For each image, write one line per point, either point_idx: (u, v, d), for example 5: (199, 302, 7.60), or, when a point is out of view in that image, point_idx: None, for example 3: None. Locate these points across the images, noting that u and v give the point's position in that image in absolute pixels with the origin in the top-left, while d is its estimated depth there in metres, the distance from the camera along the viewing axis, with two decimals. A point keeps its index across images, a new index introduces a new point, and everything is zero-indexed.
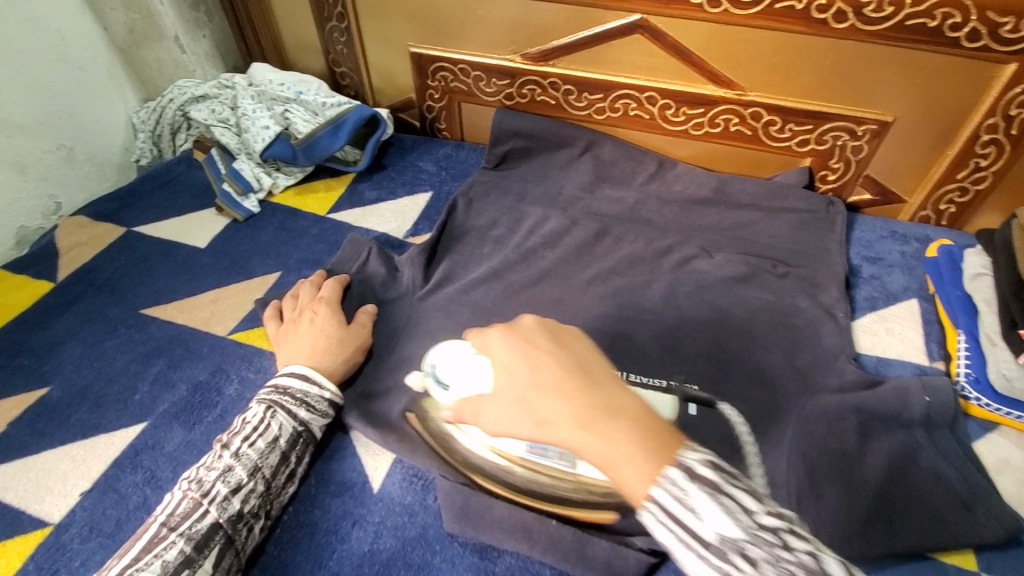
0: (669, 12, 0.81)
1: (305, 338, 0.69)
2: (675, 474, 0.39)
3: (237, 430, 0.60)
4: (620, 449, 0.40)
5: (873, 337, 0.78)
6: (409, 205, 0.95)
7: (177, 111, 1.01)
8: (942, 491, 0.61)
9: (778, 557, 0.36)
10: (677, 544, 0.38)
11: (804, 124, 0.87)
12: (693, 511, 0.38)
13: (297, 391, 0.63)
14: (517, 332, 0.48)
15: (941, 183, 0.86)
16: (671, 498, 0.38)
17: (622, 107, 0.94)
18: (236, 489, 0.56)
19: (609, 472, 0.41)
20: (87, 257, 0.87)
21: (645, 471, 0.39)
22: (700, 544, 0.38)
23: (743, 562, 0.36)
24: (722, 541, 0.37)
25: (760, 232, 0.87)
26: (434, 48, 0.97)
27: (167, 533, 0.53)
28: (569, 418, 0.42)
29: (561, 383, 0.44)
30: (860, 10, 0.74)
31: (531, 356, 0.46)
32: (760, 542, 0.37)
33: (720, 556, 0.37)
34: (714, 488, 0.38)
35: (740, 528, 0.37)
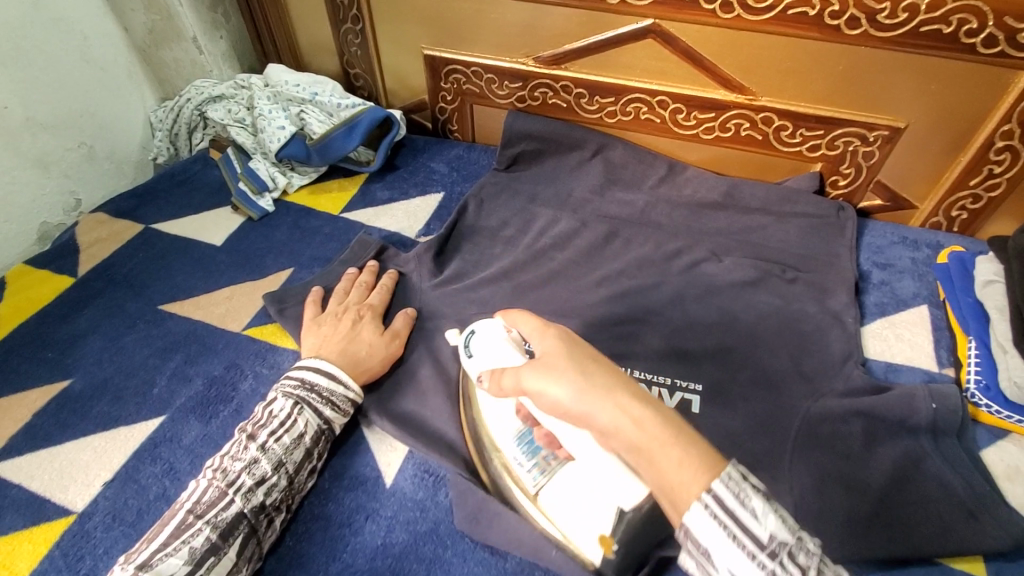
0: (682, 17, 0.82)
1: (343, 338, 0.70)
2: (733, 475, 0.42)
3: (263, 422, 0.62)
4: (667, 449, 0.44)
5: (882, 343, 0.78)
6: (421, 205, 0.96)
7: (194, 110, 1.03)
8: (949, 497, 0.61)
9: (818, 565, 0.41)
10: (724, 539, 0.41)
11: (815, 129, 0.87)
12: (751, 511, 0.41)
13: (323, 389, 0.65)
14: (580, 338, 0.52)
15: (953, 190, 0.86)
16: (732, 497, 0.42)
17: (633, 111, 0.94)
18: (260, 482, 0.58)
19: (661, 472, 0.44)
20: (107, 253, 0.89)
21: (695, 476, 0.43)
22: (751, 542, 0.41)
23: (791, 565, 0.41)
24: (773, 541, 0.41)
25: (770, 236, 0.87)
26: (447, 50, 0.98)
27: (194, 520, 0.55)
28: (623, 416, 0.46)
29: (612, 374, 0.49)
30: (873, 16, 0.74)
31: (588, 349, 0.51)
32: (805, 551, 0.41)
33: (772, 554, 0.41)
34: (766, 499, 0.42)
35: (788, 534, 0.42)
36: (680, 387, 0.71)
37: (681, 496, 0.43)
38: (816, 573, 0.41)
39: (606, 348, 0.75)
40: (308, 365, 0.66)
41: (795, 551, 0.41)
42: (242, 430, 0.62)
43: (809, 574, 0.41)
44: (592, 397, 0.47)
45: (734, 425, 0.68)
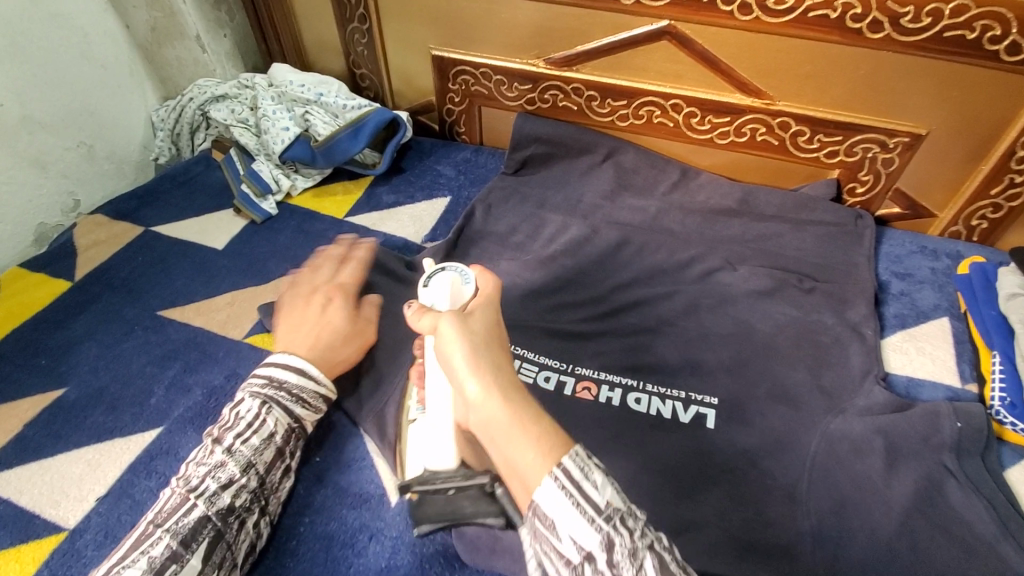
0: (698, 19, 0.79)
1: (312, 326, 0.68)
2: (579, 450, 0.44)
3: (229, 424, 0.58)
4: (525, 427, 0.45)
5: (903, 357, 0.75)
6: (427, 209, 0.94)
7: (196, 110, 1.01)
8: (973, 519, 0.59)
9: (648, 539, 0.43)
10: (569, 510, 0.42)
11: (833, 135, 0.85)
12: (594, 482, 0.43)
13: (293, 386, 0.62)
14: (490, 310, 0.55)
15: (974, 199, 0.84)
16: (575, 466, 0.43)
17: (646, 115, 0.92)
18: (227, 484, 0.55)
19: (510, 451, 0.45)
20: (105, 256, 0.87)
21: (543, 458, 0.44)
22: (592, 506, 0.42)
23: (623, 528, 0.42)
24: (609, 506, 0.43)
25: (786, 244, 0.85)
26: (455, 51, 0.96)
27: (154, 529, 0.51)
28: (495, 393, 0.47)
29: (494, 353, 0.50)
30: (896, 20, 0.72)
31: (485, 328, 0.53)
32: (634, 518, 0.44)
33: (607, 521, 0.42)
34: (608, 477, 0.44)
35: (623, 504, 0.44)
36: (695, 401, 0.69)
37: (528, 477, 0.44)
38: (642, 537, 0.43)
39: (618, 358, 0.73)
40: (277, 361, 0.63)
41: (627, 522, 0.43)
42: (209, 435, 0.59)
43: (636, 538, 0.42)
44: (475, 367, 0.48)
45: (750, 441, 0.66)
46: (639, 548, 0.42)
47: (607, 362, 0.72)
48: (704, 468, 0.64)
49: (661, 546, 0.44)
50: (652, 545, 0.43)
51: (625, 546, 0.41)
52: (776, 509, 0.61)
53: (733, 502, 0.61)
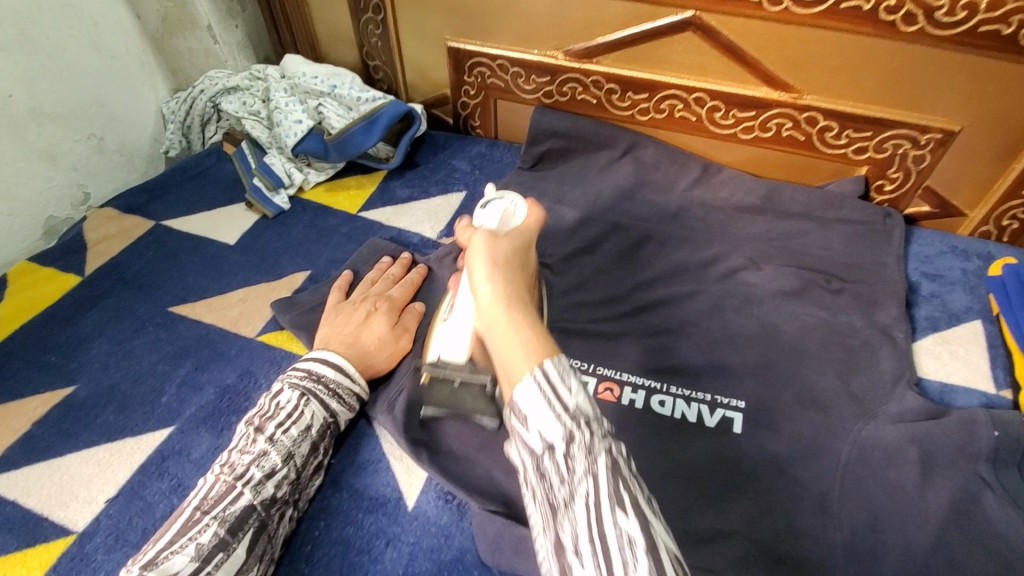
0: (724, 9, 0.77)
1: (352, 330, 0.68)
2: (561, 357, 0.45)
3: (270, 414, 0.59)
4: (519, 324, 0.48)
5: (936, 361, 0.73)
6: (442, 204, 0.91)
7: (207, 102, 0.99)
8: (1010, 533, 0.56)
9: (611, 450, 0.42)
10: (536, 402, 0.43)
11: (863, 131, 0.82)
12: (564, 381, 0.43)
13: (330, 380, 0.62)
14: (518, 240, 0.61)
15: (1006, 198, 0.81)
16: (555, 370, 0.44)
17: (667, 108, 0.90)
18: (269, 474, 0.56)
19: (500, 347, 0.48)
20: (115, 251, 0.86)
21: (532, 354, 0.45)
22: (559, 404, 0.43)
23: (586, 429, 0.42)
24: (577, 410, 0.43)
25: (811, 244, 0.83)
26: (471, 42, 0.93)
27: (201, 516, 0.52)
28: (501, 295, 0.51)
29: (509, 273, 0.56)
30: (931, 13, 0.69)
31: (510, 255, 0.59)
32: (599, 427, 0.43)
33: (571, 419, 0.42)
34: (581, 382, 0.44)
35: (592, 412, 0.43)
36: (720, 404, 0.67)
37: (513, 373, 0.45)
38: (603, 442, 0.42)
39: (640, 360, 0.71)
40: (316, 356, 0.64)
41: (591, 423, 0.42)
42: (248, 424, 0.59)
43: (597, 441, 0.42)
44: (490, 275, 0.54)
45: (777, 447, 0.64)
46: (598, 449, 0.41)
47: (629, 364, 0.70)
48: (730, 475, 0.62)
49: (623, 459, 0.42)
50: (611, 451, 0.42)
51: (585, 444, 0.41)
52: (804, 518, 0.59)
53: (760, 510, 0.60)
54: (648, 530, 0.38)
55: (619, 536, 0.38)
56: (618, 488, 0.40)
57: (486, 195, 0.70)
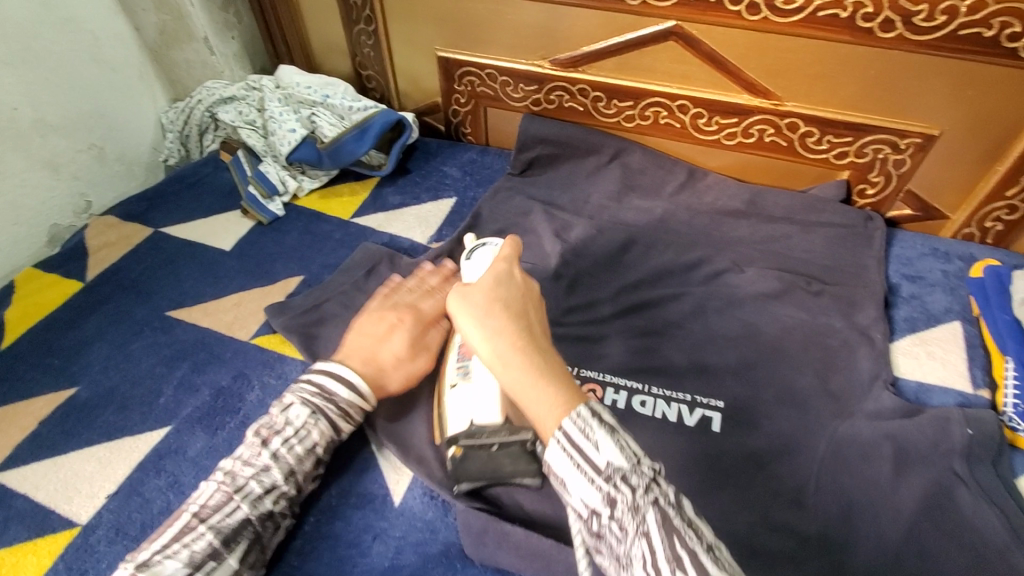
0: (705, 19, 0.79)
1: (370, 346, 0.66)
2: (579, 410, 0.45)
3: (277, 429, 0.59)
4: (531, 371, 0.48)
5: (913, 361, 0.74)
6: (433, 210, 0.94)
7: (205, 112, 1.01)
8: (983, 530, 0.58)
9: (660, 502, 0.42)
10: (570, 470, 0.45)
11: (843, 136, 0.83)
12: (592, 441, 0.44)
13: (342, 400, 0.61)
14: (510, 272, 0.55)
15: (988, 200, 0.82)
16: (575, 428, 0.45)
17: (652, 115, 0.92)
18: (268, 489, 0.57)
19: (510, 384, 0.48)
20: (116, 257, 0.88)
21: (553, 403, 0.46)
22: (589, 467, 0.44)
23: (625, 486, 0.43)
24: (611, 468, 0.43)
25: (793, 246, 0.84)
26: (461, 52, 0.95)
27: (197, 524, 0.53)
28: (506, 340, 0.49)
29: (501, 315, 0.51)
30: (909, 19, 0.71)
31: (494, 295, 0.52)
32: (640, 474, 0.43)
33: (606, 480, 0.43)
34: (613, 430, 0.45)
35: (629, 462, 0.44)
36: (701, 404, 0.68)
37: (537, 416, 0.47)
38: (645, 494, 0.42)
39: (623, 361, 0.72)
40: (328, 371, 0.62)
41: (629, 479, 0.43)
42: (254, 433, 0.59)
43: (639, 495, 0.42)
44: (488, 320, 0.50)
45: (757, 446, 0.65)
46: (641, 504, 0.42)
47: (611, 366, 0.72)
48: (711, 472, 0.63)
49: (667, 499, 0.43)
50: (655, 500, 0.42)
51: (627, 503, 0.42)
52: (783, 513, 0.60)
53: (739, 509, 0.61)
54: (704, 572, 0.40)
55: None
56: (667, 538, 0.41)
57: (469, 245, 0.69)
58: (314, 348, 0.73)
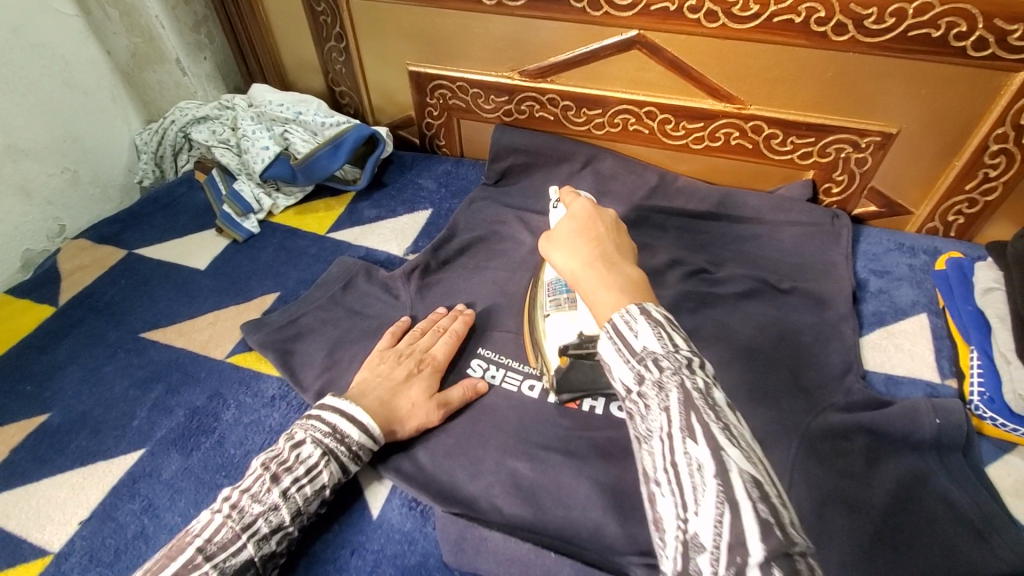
0: (666, 28, 0.81)
1: (389, 388, 0.65)
2: (630, 309, 0.48)
3: (288, 465, 0.58)
4: (606, 279, 0.52)
5: (882, 354, 0.76)
6: (409, 222, 0.94)
7: (178, 132, 1.01)
8: (951, 518, 0.59)
9: (685, 382, 0.42)
10: (614, 355, 0.46)
11: (806, 137, 0.85)
12: (633, 330, 0.46)
13: (354, 442, 0.61)
14: (601, 213, 0.63)
15: (949, 195, 0.85)
16: (622, 321, 0.47)
17: (621, 122, 0.93)
18: (274, 529, 0.56)
19: (585, 289, 0.53)
20: (89, 280, 0.88)
21: (618, 298, 0.50)
22: (626, 352, 0.45)
23: (655, 369, 0.43)
24: (645, 352, 0.45)
25: (762, 247, 0.86)
26: (432, 66, 0.97)
27: (201, 562, 0.51)
28: (582, 259, 0.56)
29: (586, 236, 0.59)
30: (860, 22, 0.73)
31: (586, 226, 0.60)
32: (673, 361, 0.43)
33: (639, 362, 0.45)
34: (658, 325, 0.46)
35: (664, 349, 0.44)
36: None
37: (599, 312, 0.50)
38: (673, 377, 0.42)
39: None
40: (343, 412, 0.61)
41: (660, 362, 0.44)
42: (262, 466, 0.58)
43: (666, 377, 0.43)
44: (574, 246, 0.58)
45: None
46: (670, 384, 0.42)
47: None
48: None
49: (698, 387, 0.42)
50: (683, 383, 0.42)
51: (655, 382, 0.43)
52: None
53: None
54: (719, 455, 0.38)
55: (688, 459, 0.39)
56: (688, 416, 0.41)
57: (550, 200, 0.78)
58: (289, 364, 0.73)
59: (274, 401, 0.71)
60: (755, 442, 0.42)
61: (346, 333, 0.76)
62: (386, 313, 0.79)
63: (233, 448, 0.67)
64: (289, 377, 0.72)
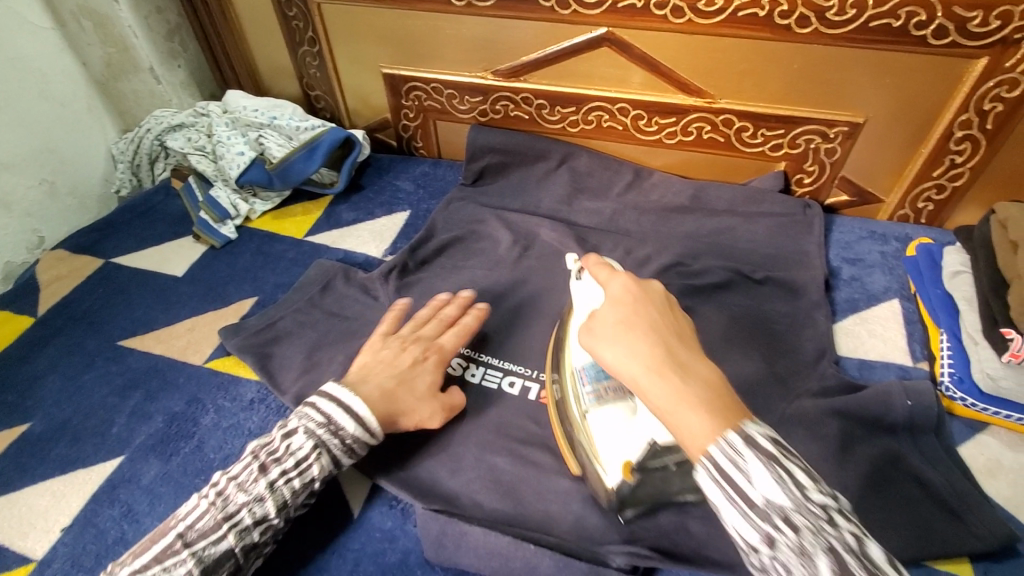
0: (635, 24, 0.82)
1: (392, 378, 0.63)
2: (730, 438, 0.42)
3: (277, 455, 0.57)
4: (682, 393, 0.45)
5: (855, 340, 0.77)
6: (387, 224, 0.95)
7: (154, 140, 1.02)
8: (925, 498, 0.61)
9: (823, 530, 0.39)
10: (722, 500, 0.42)
11: (776, 129, 0.87)
12: (747, 476, 0.41)
13: (346, 435, 0.59)
14: (647, 290, 0.54)
15: (917, 181, 0.86)
16: (725, 457, 0.42)
17: (595, 119, 0.94)
18: (259, 521, 0.55)
19: (657, 405, 0.46)
20: (67, 290, 0.88)
21: (709, 424, 0.43)
22: (745, 503, 0.41)
23: (786, 526, 0.39)
24: (768, 504, 0.40)
25: (737, 238, 0.87)
26: (407, 68, 0.97)
27: (180, 547, 0.52)
28: (643, 362, 0.48)
29: (637, 325, 0.50)
30: (822, 14, 0.74)
31: (635, 309, 0.52)
32: (806, 513, 0.39)
33: (766, 519, 0.40)
34: (768, 457, 0.41)
35: (792, 500, 0.40)
36: None
37: (687, 438, 0.44)
38: (814, 537, 0.38)
39: None
40: (340, 403, 0.60)
41: (793, 516, 0.39)
42: (254, 455, 0.58)
43: (806, 539, 0.38)
44: (628, 341, 0.49)
45: None
46: (811, 547, 0.38)
47: None
48: None
49: (844, 543, 0.38)
50: (831, 544, 0.38)
51: (792, 544, 0.39)
52: None
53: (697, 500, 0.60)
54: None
55: None
56: None
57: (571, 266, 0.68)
58: (267, 367, 0.73)
59: (253, 404, 0.71)
60: None
61: (324, 335, 0.76)
62: (365, 315, 0.79)
63: (213, 452, 0.67)
64: (266, 380, 0.72)
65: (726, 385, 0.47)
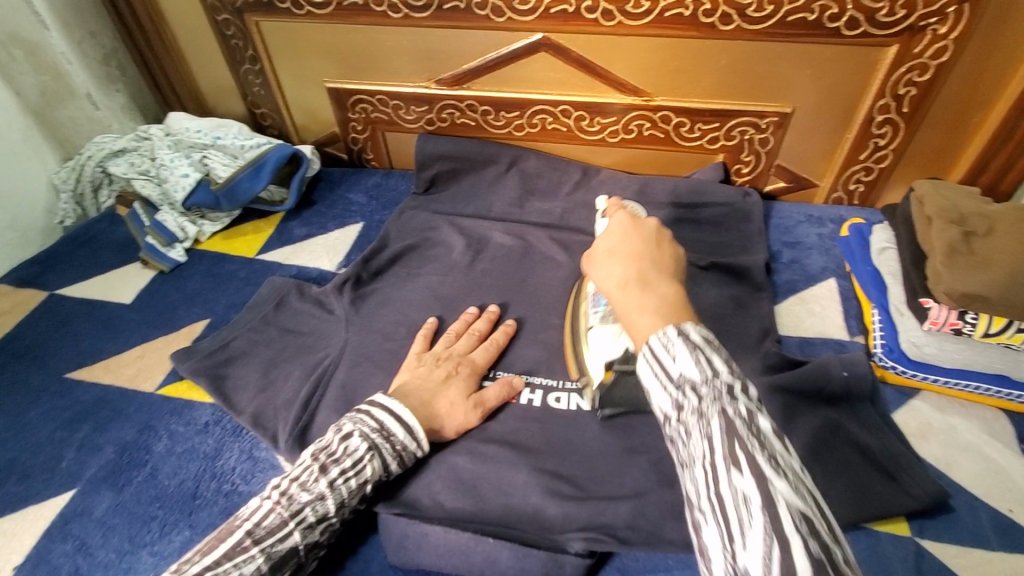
0: (568, 29, 0.84)
1: (430, 388, 0.65)
2: (668, 330, 0.43)
3: (335, 455, 0.57)
4: (640, 300, 0.46)
5: (796, 319, 0.80)
6: (340, 237, 0.95)
7: (96, 168, 0.99)
8: (863, 463, 0.64)
9: (723, 405, 0.38)
10: (649, 378, 0.43)
11: (711, 123, 0.90)
12: (670, 355, 0.41)
13: (398, 441, 0.60)
14: (641, 223, 0.55)
15: (847, 165, 0.91)
16: (658, 343, 0.42)
17: (540, 122, 0.97)
18: (319, 520, 0.55)
19: (620, 311, 0.47)
20: (10, 325, 0.85)
21: (655, 322, 0.44)
22: (664, 376, 0.42)
23: (693, 394, 0.40)
24: (682, 378, 0.41)
25: (682, 229, 0.90)
26: (349, 81, 0.98)
27: (249, 545, 0.51)
28: (618, 280, 0.49)
29: (622, 251, 0.52)
30: (743, 11, 0.78)
31: (627, 233, 0.54)
32: (712, 387, 0.39)
33: (676, 388, 0.41)
34: (694, 346, 0.41)
35: (704, 374, 0.40)
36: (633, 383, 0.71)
37: (635, 335, 0.45)
38: (713, 404, 0.39)
39: (535, 357, 0.75)
40: (392, 409, 0.60)
41: (698, 388, 0.40)
42: (310, 454, 0.57)
43: (706, 406, 0.39)
44: (608, 262, 0.52)
45: None
46: (709, 411, 0.39)
47: (522, 360, 0.74)
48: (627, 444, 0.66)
49: (739, 415, 0.38)
50: (725, 410, 0.38)
51: (693, 409, 0.39)
52: None
53: (650, 482, 0.62)
54: (767, 491, 0.35)
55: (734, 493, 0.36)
56: (732, 446, 0.37)
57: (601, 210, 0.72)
58: (222, 388, 0.73)
59: (207, 427, 0.71)
60: (807, 476, 0.37)
61: (279, 352, 0.76)
62: (320, 329, 0.79)
63: (167, 479, 0.66)
64: (221, 402, 0.71)
65: (687, 301, 0.47)
